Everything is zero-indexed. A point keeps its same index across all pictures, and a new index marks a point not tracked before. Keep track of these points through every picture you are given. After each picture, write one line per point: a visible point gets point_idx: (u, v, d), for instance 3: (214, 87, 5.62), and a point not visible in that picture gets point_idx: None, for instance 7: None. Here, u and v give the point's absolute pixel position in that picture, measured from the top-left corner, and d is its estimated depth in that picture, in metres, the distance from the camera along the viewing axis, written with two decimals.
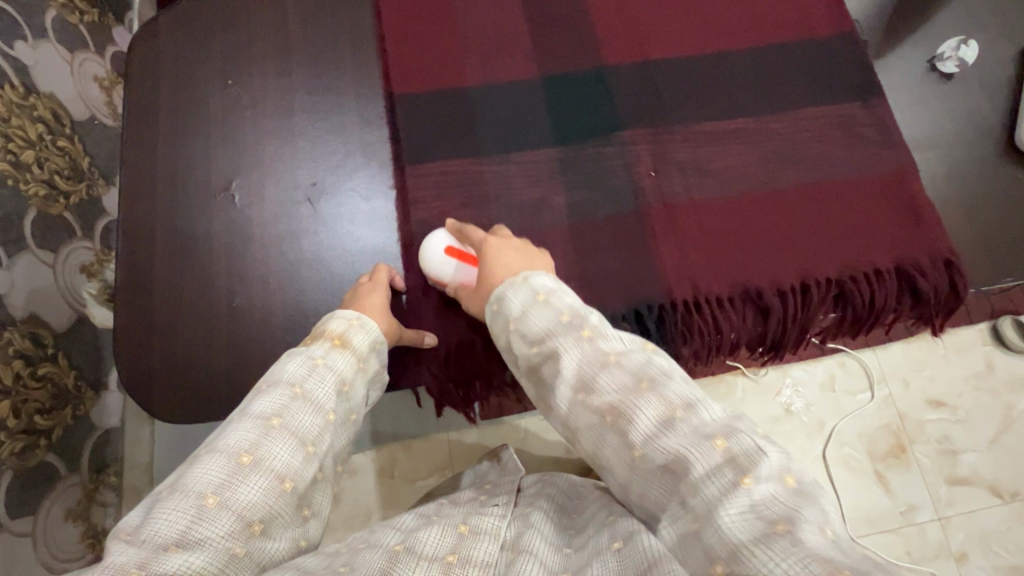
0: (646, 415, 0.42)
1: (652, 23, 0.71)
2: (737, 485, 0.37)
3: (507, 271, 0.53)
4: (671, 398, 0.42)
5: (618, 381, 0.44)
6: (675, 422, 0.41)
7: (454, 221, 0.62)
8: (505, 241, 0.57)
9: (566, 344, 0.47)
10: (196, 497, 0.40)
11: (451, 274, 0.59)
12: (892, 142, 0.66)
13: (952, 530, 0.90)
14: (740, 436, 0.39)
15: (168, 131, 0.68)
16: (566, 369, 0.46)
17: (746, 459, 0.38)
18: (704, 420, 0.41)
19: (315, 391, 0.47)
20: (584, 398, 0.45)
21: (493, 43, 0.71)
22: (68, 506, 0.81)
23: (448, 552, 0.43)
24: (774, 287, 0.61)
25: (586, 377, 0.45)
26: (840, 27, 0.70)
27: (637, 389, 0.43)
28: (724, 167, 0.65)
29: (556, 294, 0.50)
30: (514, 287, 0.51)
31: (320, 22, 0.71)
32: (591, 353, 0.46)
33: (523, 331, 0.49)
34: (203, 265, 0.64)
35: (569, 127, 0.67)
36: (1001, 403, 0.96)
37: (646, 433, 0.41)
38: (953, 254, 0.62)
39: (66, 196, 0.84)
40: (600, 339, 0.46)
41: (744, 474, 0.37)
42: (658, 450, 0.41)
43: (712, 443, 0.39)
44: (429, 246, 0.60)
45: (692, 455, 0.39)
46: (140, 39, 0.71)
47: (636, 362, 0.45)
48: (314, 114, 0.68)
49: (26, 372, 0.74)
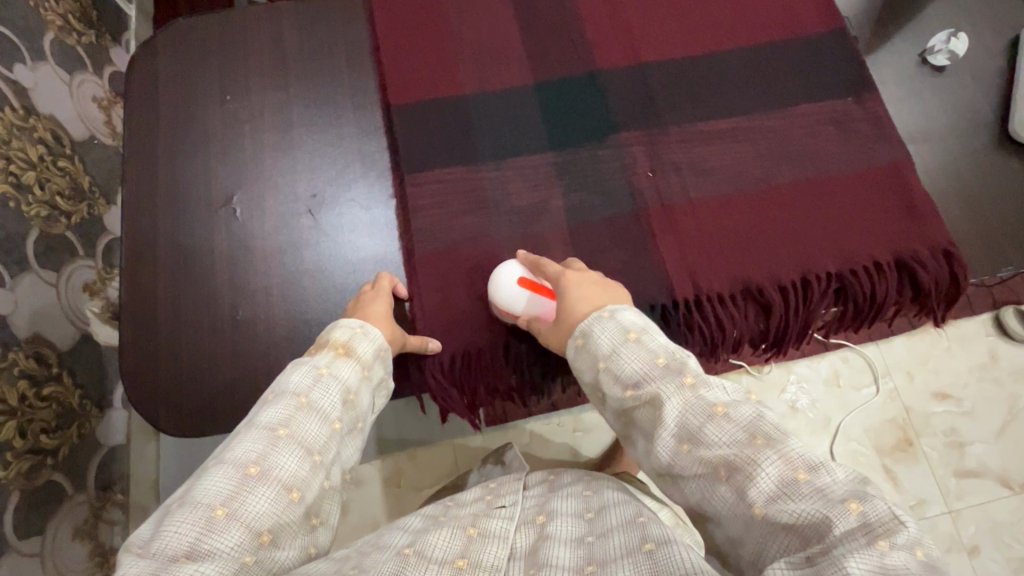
0: (767, 472, 0.38)
1: (643, 26, 0.72)
2: (873, 550, 0.32)
3: (588, 303, 0.53)
4: (794, 457, 0.38)
5: (729, 434, 0.41)
6: (799, 484, 0.37)
7: (526, 254, 0.61)
8: (583, 275, 0.56)
9: (666, 390, 0.45)
10: (205, 509, 0.40)
11: (523, 307, 0.58)
12: (886, 136, 0.67)
13: (963, 522, 0.90)
14: (875, 500, 0.35)
15: (168, 148, 0.68)
16: (668, 417, 0.44)
17: (882, 525, 0.33)
18: (831, 483, 0.37)
19: (321, 400, 0.48)
20: (691, 450, 0.42)
21: (486, 51, 0.72)
22: (76, 524, 0.81)
23: (457, 556, 0.43)
24: (775, 283, 0.62)
25: (691, 429, 0.42)
26: (830, 24, 0.71)
27: (751, 444, 0.40)
28: (720, 167, 0.66)
29: (648, 333, 0.49)
30: (604, 322, 0.51)
31: (316, 36, 0.72)
32: (695, 402, 0.43)
33: (618, 372, 0.48)
34: (205, 279, 0.64)
35: (564, 131, 0.68)
36: (1008, 393, 0.96)
37: (766, 490, 0.38)
38: (952, 245, 0.62)
39: (67, 216, 0.85)
40: (702, 388, 0.44)
41: (879, 537, 0.33)
42: (783, 512, 0.37)
43: (845, 505, 0.35)
44: (501, 278, 0.59)
45: (823, 518, 0.35)
46: (137, 58, 0.72)
47: (745, 416, 0.42)
48: (312, 126, 0.69)
49: (31, 392, 0.74)
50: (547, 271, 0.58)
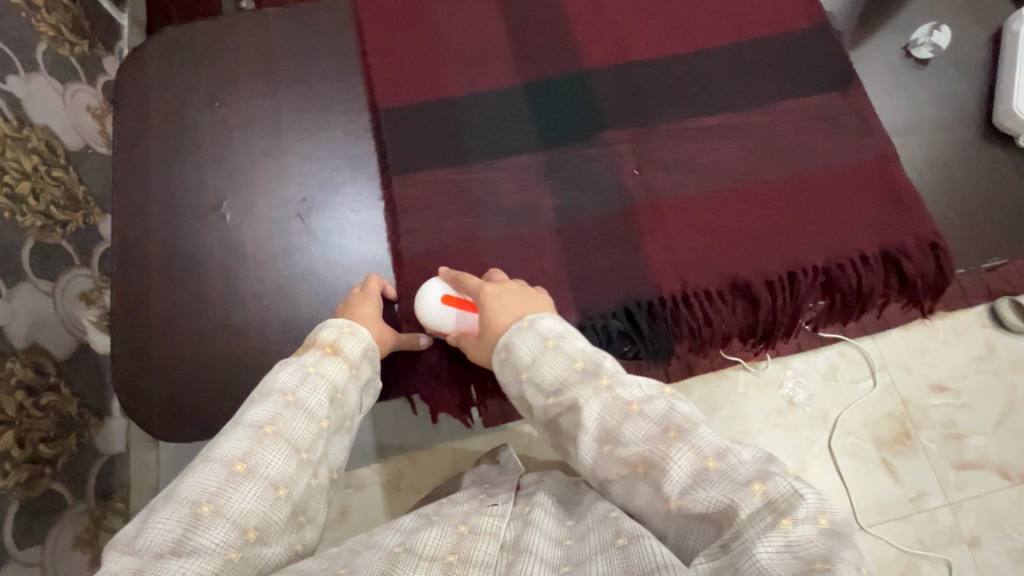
0: (679, 465, 0.43)
1: (630, 25, 0.72)
2: (778, 530, 0.38)
3: (507, 316, 0.54)
4: (702, 446, 0.43)
5: (644, 431, 0.45)
6: (708, 472, 0.42)
7: (448, 270, 0.60)
8: (501, 286, 0.56)
9: (585, 393, 0.48)
10: (190, 506, 0.41)
11: (452, 324, 0.57)
12: (871, 130, 0.67)
13: (963, 514, 0.90)
14: (775, 479, 0.40)
15: (160, 156, 0.69)
16: (588, 420, 0.47)
17: (783, 501, 0.39)
18: (736, 466, 0.42)
19: (308, 398, 0.48)
20: (611, 450, 0.46)
21: (474, 53, 0.72)
22: (76, 533, 0.81)
23: (448, 552, 0.44)
24: (762, 278, 0.62)
25: (609, 429, 0.46)
26: (814, 19, 0.72)
27: (664, 439, 0.44)
28: (707, 163, 0.66)
29: (566, 338, 0.51)
30: (523, 333, 0.52)
31: (304, 41, 0.73)
32: (611, 402, 0.47)
33: (539, 381, 0.51)
34: (198, 285, 0.65)
35: (553, 131, 0.68)
36: (1005, 384, 0.96)
37: (680, 483, 0.43)
38: (938, 237, 0.63)
39: (63, 226, 0.85)
40: (617, 387, 0.47)
41: (782, 515, 0.38)
42: (696, 501, 0.41)
43: (750, 488, 0.40)
44: (425, 299, 0.58)
45: (731, 503, 0.40)
46: (128, 67, 0.72)
47: (658, 410, 0.46)
48: (302, 131, 0.69)
49: (29, 402, 0.75)
50: (468, 285, 0.57)
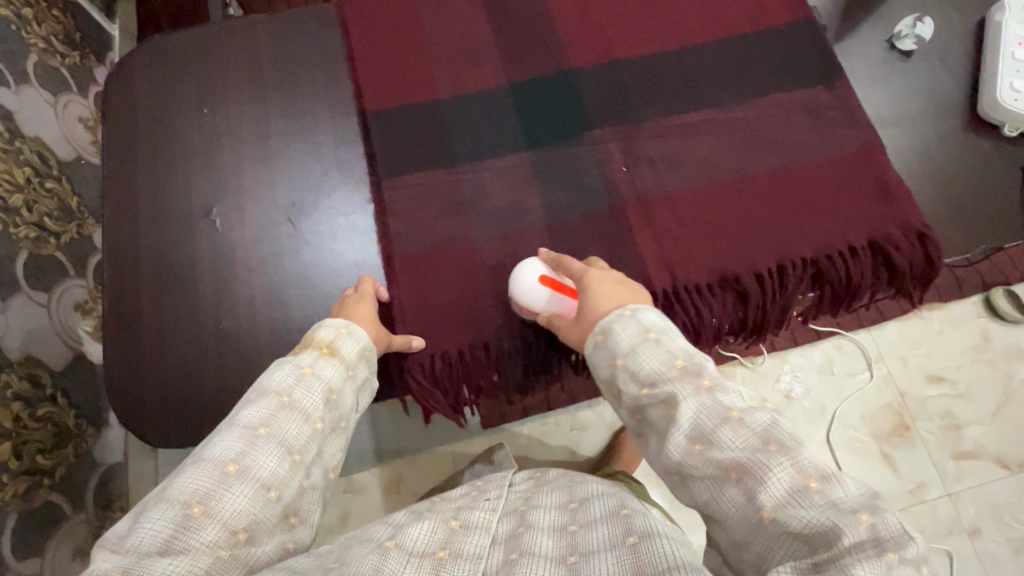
0: (779, 477, 0.39)
1: (614, 23, 0.73)
2: (883, 562, 0.33)
3: (610, 303, 0.53)
4: (807, 465, 0.39)
5: (743, 439, 0.41)
6: (810, 492, 0.38)
7: (549, 251, 0.61)
8: (606, 274, 0.56)
9: (683, 390, 0.45)
10: (181, 507, 0.41)
11: (543, 303, 0.58)
12: (857, 122, 0.67)
13: (963, 505, 0.90)
14: (885, 514, 0.36)
15: (149, 164, 0.69)
16: (682, 417, 0.43)
17: (892, 540, 0.35)
18: (842, 495, 0.38)
19: (302, 399, 0.48)
20: (702, 450, 0.42)
21: (460, 55, 0.72)
22: (75, 543, 0.81)
23: (438, 548, 0.44)
24: (751, 271, 0.62)
25: (704, 429, 0.42)
26: (798, 14, 0.72)
27: (765, 449, 0.40)
28: (694, 159, 0.66)
29: (668, 333, 0.49)
30: (624, 320, 0.50)
31: (291, 47, 0.73)
32: (712, 404, 0.43)
33: (635, 369, 0.47)
34: (190, 292, 0.65)
35: (540, 131, 0.68)
36: (1002, 374, 0.96)
37: (778, 496, 0.38)
38: (925, 227, 0.63)
39: (56, 236, 0.85)
40: (719, 392, 0.44)
41: (889, 550, 0.34)
42: (793, 517, 0.37)
43: (856, 516, 0.36)
44: (523, 275, 0.59)
45: (833, 527, 0.36)
46: (116, 76, 0.73)
47: (760, 421, 0.42)
48: (291, 136, 0.70)
49: (26, 413, 0.74)
50: (571, 269, 0.58)
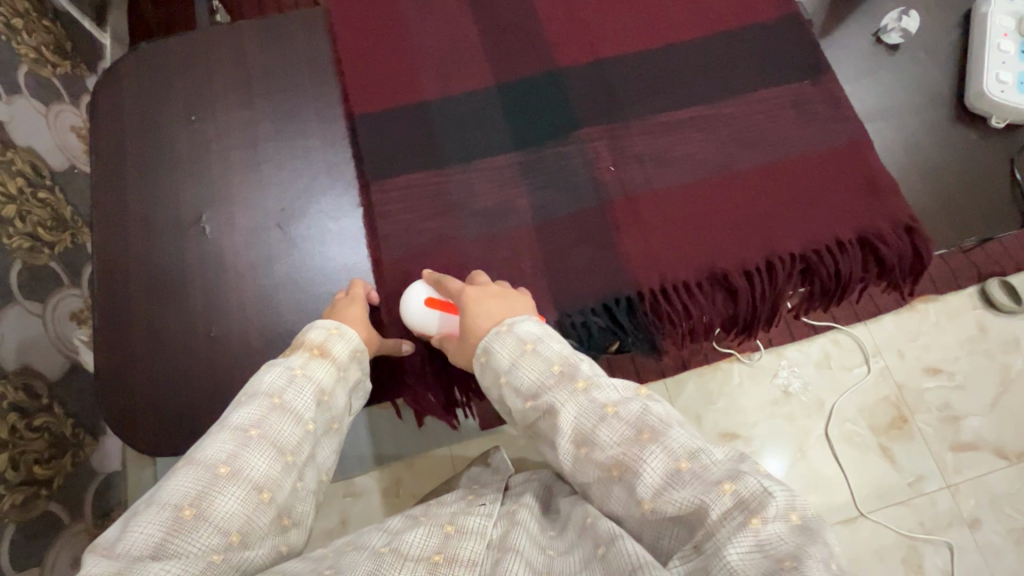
0: (653, 466, 0.42)
1: (601, 22, 0.73)
2: (747, 530, 0.37)
3: (491, 318, 0.53)
4: (675, 448, 0.42)
5: (618, 433, 0.44)
6: (683, 473, 0.41)
7: (431, 273, 0.60)
8: (484, 288, 0.56)
9: (561, 398, 0.47)
10: (173, 509, 0.41)
11: (436, 325, 0.58)
12: (843, 116, 0.67)
13: (963, 496, 0.90)
14: (745, 478, 0.39)
15: (138, 172, 0.69)
16: (563, 424, 0.46)
17: (754, 501, 0.38)
18: (709, 465, 0.41)
19: (293, 400, 0.48)
20: (588, 452, 0.45)
21: (447, 57, 0.72)
22: (74, 553, 0.81)
23: (434, 552, 0.44)
24: (740, 268, 0.62)
25: (586, 432, 0.45)
26: (783, 9, 0.72)
27: (637, 440, 0.43)
28: (682, 156, 0.66)
29: (544, 342, 0.51)
30: (502, 338, 0.52)
31: (278, 53, 0.73)
32: (587, 405, 0.46)
33: (516, 385, 0.50)
34: (181, 299, 0.65)
35: (528, 132, 0.68)
36: (999, 364, 0.96)
37: (653, 485, 0.41)
38: (913, 219, 0.63)
39: (50, 246, 0.85)
40: (594, 390, 0.46)
41: (753, 515, 0.37)
42: (668, 503, 0.40)
43: (720, 488, 0.39)
44: (409, 301, 0.59)
45: (700, 504, 0.39)
46: (104, 86, 0.73)
47: (632, 411, 0.45)
48: (279, 142, 0.70)
49: (22, 423, 0.74)
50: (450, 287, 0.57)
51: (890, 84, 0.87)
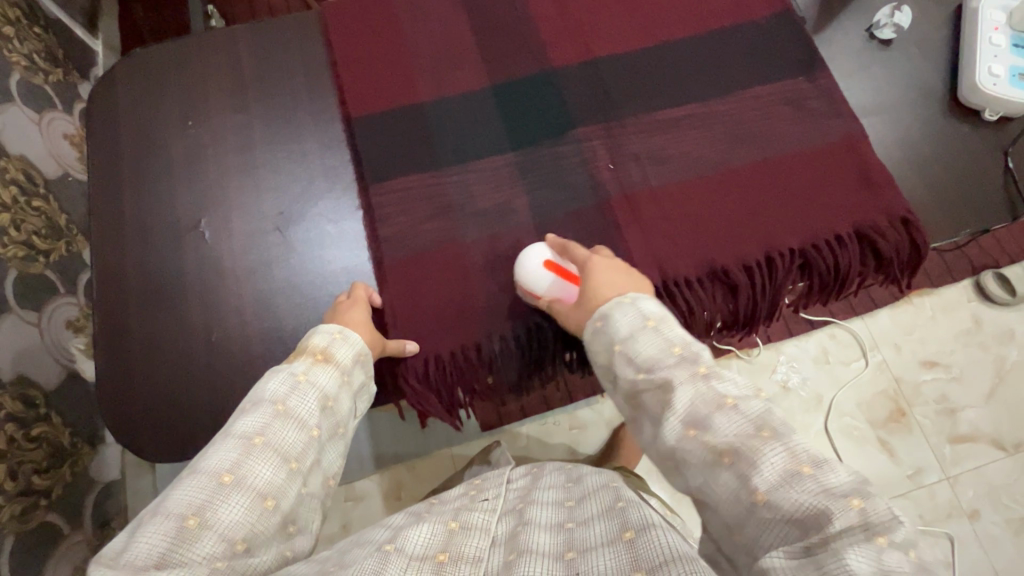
0: (772, 462, 0.39)
1: (595, 22, 0.73)
2: (873, 547, 0.34)
3: (607, 291, 0.53)
4: (799, 452, 0.39)
5: (737, 424, 0.41)
6: (803, 477, 0.38)
7: (556, 238, 0.60)
8: (610, 262, 0.56)
9: (680, 375, 0.44)
10: (176, 520, 0.41)
11: (546, 289, 0.58)
12: (838, 112, 0.68)
13: (961, 488, 0.91)
14: (877, 498, 0.36)
15: (133, 178, 0.69)
16: (678, 401, 0.43)
17: (882, 524, 0.35)
18: (834, 478, 0.38)
19: (297, 407, 0.48)
20: (696, 434, 0.42)
21: (441, 59, 0.73)
22: (75, 562, 0.80)
23: (438, 551, 0.44)
24: (738, 263, 0.63)
25: (699, 413, 0.42)
26: (776, 6, 0.73)
27: (758, 435, 0.40)
28: (678, 154, 0.67)
29: (668, 321, 0.49)
30: (624, 307, 0.50)
31: (272, 57, 0.73)
32: (708, 390, 0.43)
33: (632, 355, 0.47)
34: (178, 305, 0.64)
35: (524, 132, 0.68)
36: (994, 356, 0.97)
37: (770, 479, 0.38)
38: (909, 213, 0.63)
39: (45, 255, 0.85)
40: (716, 379, 0.44)
41: (878, 534, 0.34)
42: (785, 499, 0.37)
43: (847, 500, 0.36)
44: (527, 259, 0.59)
45: (825, 509, 0.36)
46: (98, 91, 0.72)
47: (755, 409, 0.42)
48: (275, 146, 0.69)
49: (20, 434, 0.74)
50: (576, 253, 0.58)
51: (882, 79, 0.87)
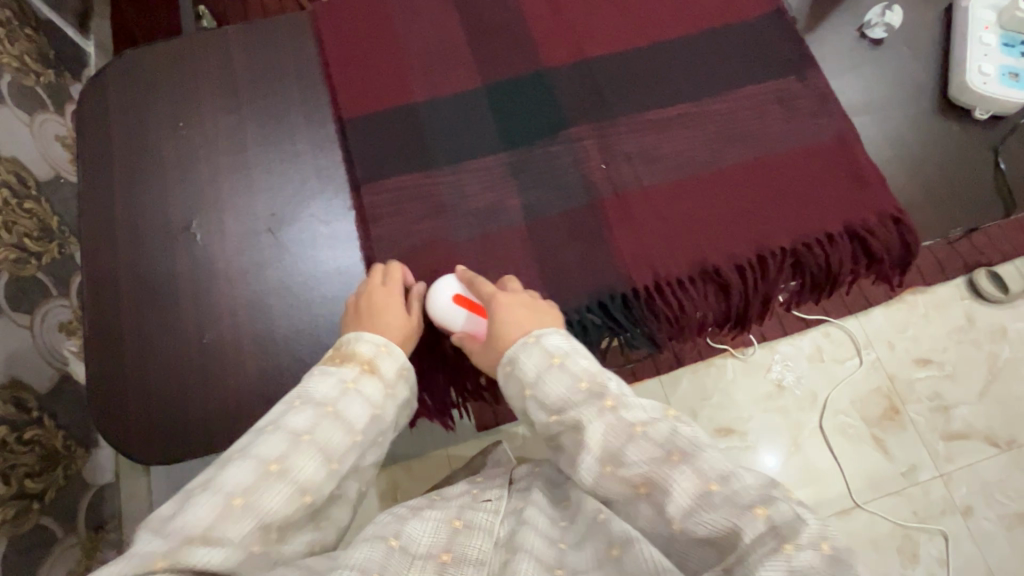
0: (682, 487, 0.42)
1: (587, 22, 0.73)
2: (781, 556, 0.37)
3: (517, 327, 0.53)
4: (706, 470, 0.42)
5: (648, 453, 0.44)
6: (713, 495, 0.41)
7: (465, 270, 0.60)
8: (516, 296, 0.56)
9: (588, 414, 0.47)
10: (224, 496, 0.43)
11: (460, 324, 0.58)
12: (830, 110, 0.68)
13: (955, 485, 0.92)
14: (778, 504, 0.40)
15: (125, 179, 0.69)
16: (590, 440, 0.46)
17: (787, 527, 0.38)
18: (739, 490, 0.41)
19: (346, 411, 0.50)
20: (613, 471, 0.45)
21: (434, 59, 0.72)
22: (69, 566, 0.80)
23: (442, 551, 0.47)
24: (731, 263, 0.63)
25: (613, 450, 0.45)
26: (768, 6, 0.73)
27: (667, 461, 0.43)
28: (671, 153, 0.67)
29: (572, 356, 0.51)
30: (528, 348, 0.52)
31: (264, 57, 0.73)
32: (616, 424, 0.46)
33: (542, 399, 0.50)
34: (171, 306, 0.64)
35: (517, 132, 0.68)
36: (986, 353, 0.98)
37: (683, 506, 0.42)
38: (900, 212, 0.64)
39: (38, 257, 0.84)
40: (622, 410, 0.47)
41: (786, 541, 0.38)
42: (698, 524, 0.41)
43: (753, 512, 0.40)
44: (436, 297, 0.59)
45: (735, 527, 0.40)
46: (89, 93, 0.72)
47: (662, 432, 0.45)
48: (267, 147, 0.69)
49: (12, 437, 0.74)
50: (482, 288, 0.57)
51: (874, 78, 0.87)
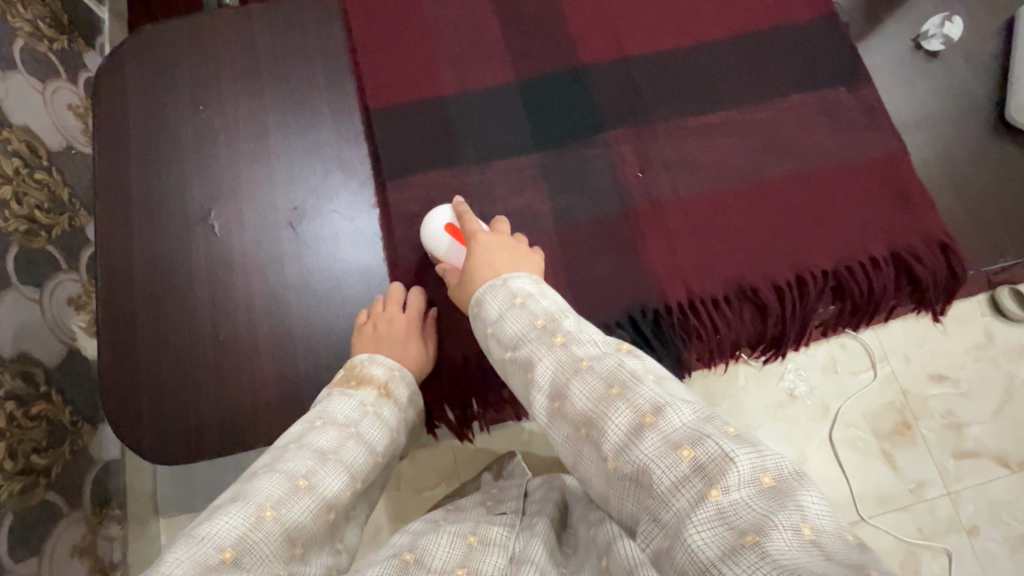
0: (617, 422, 0.41)
1: (628, 18, 0.69)
2: (703, 497, 0.35)
3: (489, 271, 0.54)
4: (640, 403, 0.41)
5: (590, 387, 0.43)
6: (645, 428, 0.40)
7: (460, 202, 0.61)
8: (496, 238, 0.56)
9: (540, 350, 0.47)
10: (256, 507, 0.41)
11: (444, 253, 0.59)
12: (879, 124, 0.65)
13: (962, 503, 0.90)
14: (706, 442, 0.37)
15: (142, 160, 0.66)
16: (540, 377, 0.46)
17: (714, 466, 0.36)
18: (674, 425, 0.39)
19: (367, 433, 0.51)
20: (559, 406, 0.44)
21: (466, 49, 0.69)
22: (74, 541, 0.79)
23: (457, 566, 0.43)
24: (769, 283, 0.60)
25: (560, 385, 0.45)
26: (820, 10, 0.69)
27: (606, 396, 0.42)
28: (711, 163, 0.64)
29: (534, 297, 0.50)
30: (494, 290, 0.52)
31: (289, 38, 0.69)
32: (564, 358, 0.46)
33: (501, 335, 0.50)
34: (186, 297, 0.62)
35: (548, 131, 0.66)
36: (1004, 372, 0.95)
37: (617, 441, 0.40)
38: (948, 237, 0.61)
39: (47, 229, 0.82)
40: (572, 346, 0.46)
41: (713, 485, 0.35)
42: (628, 462, 0.39)
43: (678, 454, 0.38)
44: (429, 223, 0.60)
45: (660, 464, 0.38)
46: (105, 67, 0.69)
47: (608, 366, 0.44)
48: (288, 133, 0.67)
49: (20, 412, 0.72)
50: (470, 223, 0.58)
51: (918, 89, 0.84)
